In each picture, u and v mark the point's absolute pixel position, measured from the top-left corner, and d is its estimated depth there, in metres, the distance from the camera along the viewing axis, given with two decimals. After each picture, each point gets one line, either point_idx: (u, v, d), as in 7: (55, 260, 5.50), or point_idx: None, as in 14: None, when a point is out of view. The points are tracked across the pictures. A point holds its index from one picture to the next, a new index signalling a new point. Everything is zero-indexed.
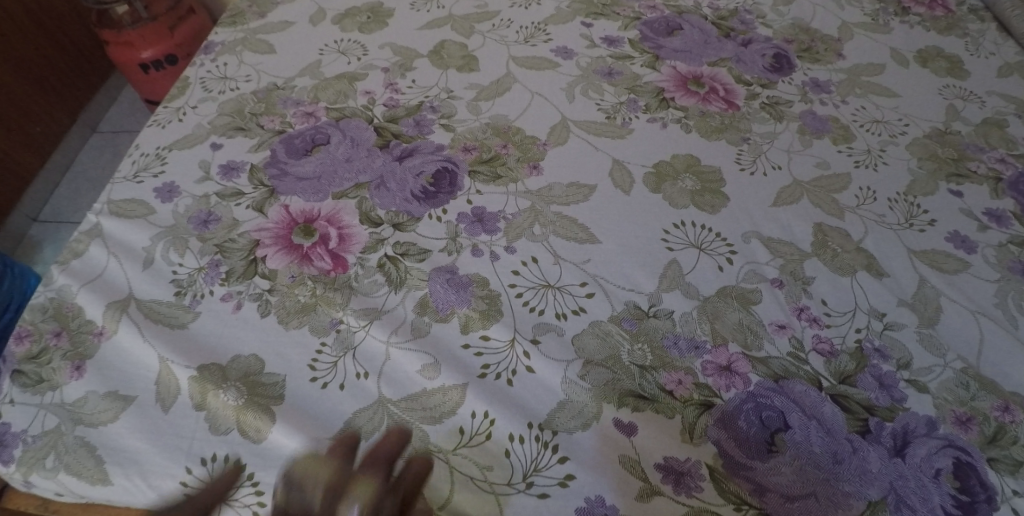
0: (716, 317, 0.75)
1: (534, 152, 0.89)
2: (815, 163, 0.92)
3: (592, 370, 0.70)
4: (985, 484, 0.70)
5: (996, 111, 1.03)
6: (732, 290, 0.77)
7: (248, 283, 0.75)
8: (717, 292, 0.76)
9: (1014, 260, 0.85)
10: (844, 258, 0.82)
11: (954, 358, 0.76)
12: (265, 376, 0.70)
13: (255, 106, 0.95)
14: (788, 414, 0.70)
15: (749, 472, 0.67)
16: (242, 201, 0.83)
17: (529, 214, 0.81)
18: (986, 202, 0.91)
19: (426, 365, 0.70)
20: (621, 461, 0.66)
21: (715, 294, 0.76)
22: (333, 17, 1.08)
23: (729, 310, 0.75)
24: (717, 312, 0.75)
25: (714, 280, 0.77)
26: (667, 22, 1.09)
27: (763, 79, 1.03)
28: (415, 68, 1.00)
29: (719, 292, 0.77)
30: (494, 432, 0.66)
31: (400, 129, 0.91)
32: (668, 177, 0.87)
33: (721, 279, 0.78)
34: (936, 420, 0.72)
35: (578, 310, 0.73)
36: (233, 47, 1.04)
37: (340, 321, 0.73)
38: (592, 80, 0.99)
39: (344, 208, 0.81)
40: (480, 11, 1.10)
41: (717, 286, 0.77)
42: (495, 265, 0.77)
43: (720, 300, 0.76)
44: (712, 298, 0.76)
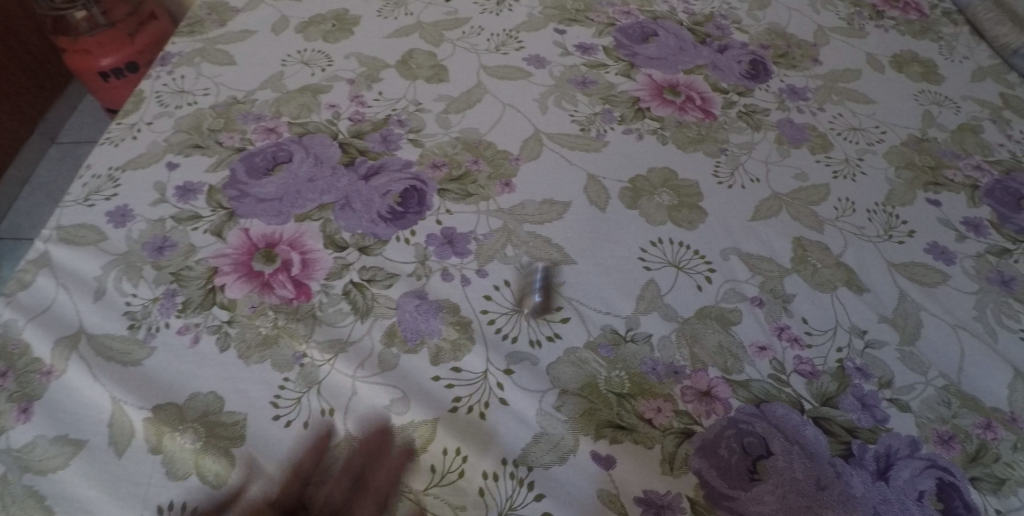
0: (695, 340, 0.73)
1: (505, 167, 0.86)
2: (793, 174, 0.90)
3: (568, 400, 0.67)
4: (969, 504, 0.69)
5: (971, 116, 1.03)
6: (710, 310, 0.75)
7: (207, 314, 0.73)
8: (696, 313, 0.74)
9: (993, 270, 0.85)
10: (824, 274, 0.80)
11: (936, 375, 0.75)
12: (224, 415, 0.67)
13: (214, 122, 0.90)
14: (770, 440, 0.68)
15: (731, 502, 0.64)
16: (200, 225, 0.80)
17: (501, 234, 0.78)
18: (963, 210, 0.91)
19: (394, 400, 0.67)
20: (600, 497, 0.63)
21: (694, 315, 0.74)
22: (296, 25, 1.04)
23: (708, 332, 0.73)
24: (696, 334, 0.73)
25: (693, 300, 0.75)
26: (642, 28, 1.07)
27: (740, 87, 1.01)
28: (381, 79, 0.97)
29: (698, 313, 0.74)
30: (466, 470, 0.64)
31: (367, 145, 0.88)
32: (644, 192, 0.85)
33: (699, 299, 0.75)
34: (919, 440, 0.71)
35: (553, 337, 0.71)
36: (190, 59, 0.99)
37: (304, 355, 0.70)
38: (566, 90, 0.96)
39: (307, 231, 0.78)
40: (450, 18, 1.06)
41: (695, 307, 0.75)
42: (466, 290, 0.74)
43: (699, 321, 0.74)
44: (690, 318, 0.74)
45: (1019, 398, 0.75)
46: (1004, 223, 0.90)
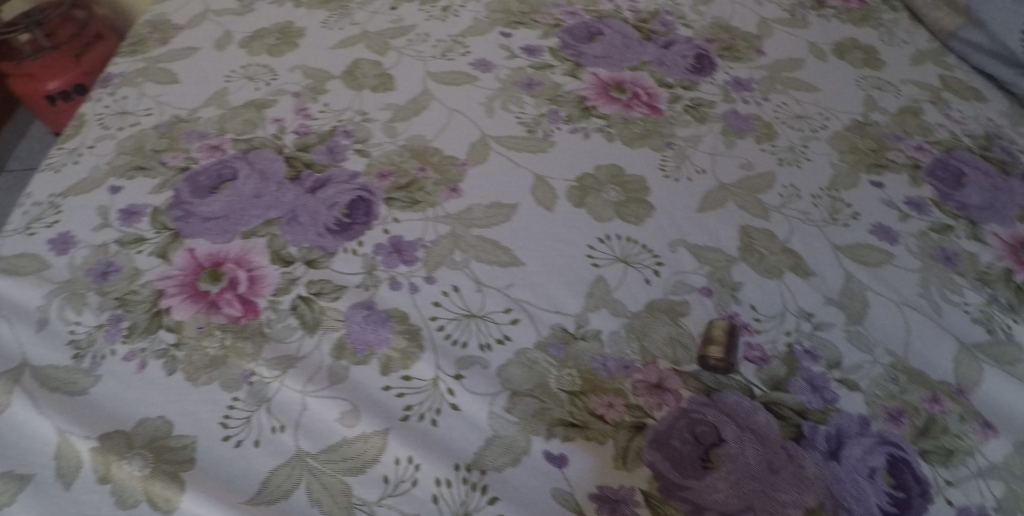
0: (718, 364, 0.71)
1: (452, 172, 0.85)
2: (739, 164, 0.91)
3: (519, 402, 0.67)
4: (918, 477, 0.70)
5: (911, 98, 1.06)
6: (734, 336, 0.73)
7: (153, 338, 0.72)
8: (721, 338, 0.72)
9: (936, 248, 0.87)
10: (771, 260, 0.81)
11: (883, 353, 0.77)
12: (173, 439, 0.66)
13: (157, 142, 0.88)
14: (722, 427, 0.68)
15: (686, 492, 0.65)
16: (144, 247, 0.79)
17: (449, 240, 0.78)
18: (906, 191, 0.93)
19: (345, 412, 0.67)
20: (554, 495, 0.63)
21: (717, 338, 0.72)
22: (240, 40, 1.01)
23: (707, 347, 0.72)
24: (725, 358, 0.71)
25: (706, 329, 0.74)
26: (587, 28, 1.07)
27: (686, 81, 1.03)
28: (327, 91, 0.95)
29: (726, 337, 0.72)
30: (419, 478, 0.64)
31: (312, 157, 0.87)
32: (591, 190, 0.84)
33: (712, 324, 0.74)
34: (869, 418, 0.72)
35: (503, 339, 0.71)
36: (132, 79, 0.96)
37: (253, 373, 0.70)
38: (512, 92, 0.96)
39: (253, 247, 0.78)
40: (395, 26, 1.06)
41: (715, 331, 0.73)
42: (414, 297, 0.74)
43: (716, 341, 0.72)
44: (709, 343, 0.72)
45: (963, 369, 0.77)
46: (946, 200, 0.93)
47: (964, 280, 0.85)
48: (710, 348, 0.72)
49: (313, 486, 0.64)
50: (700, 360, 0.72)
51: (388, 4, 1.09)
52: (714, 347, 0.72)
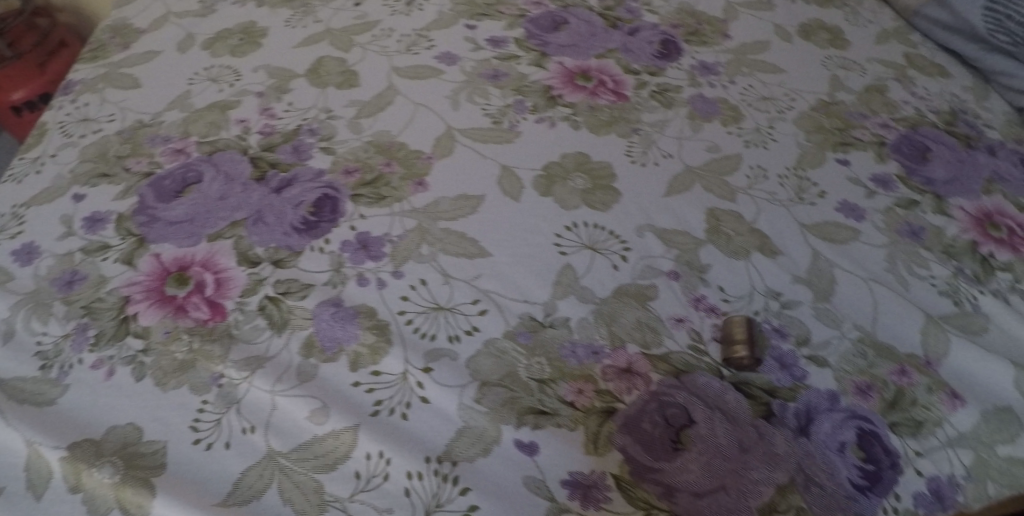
0: (745, 361, 0.71)
1: (418, 166, 0.85)
2: (705, 147, 0.91)
3: (489, 392, 0.68)
4: (888, 449, 0.71)
5: (877, 77, 1.07)
6: (754, 331, 0.73)
7: (121, 345, 0.72)
8: (742, 335, 0.72)
9: (902, 223, 0.88)
10: (738, 241, 0.81)
11: (851, 328, 0.77)
12: (144, 445, 0.66)
13: (120, 148, 0.88)
14: (691, 409, 0.69)
15: (657, 474, 0.65)
16: (110, 254, 0.78)
17: (416, 234, 0.78)
18: (872, 168, 0.94)
19: (314, 410, 0.67)
20: (525, 483, 0.64)
21: (739, 336, 0.72)
22: (202, 42, 1.00)
23: (732, 348, 0.72)
24: (751, 354, 0.71)
25: (725, 327, 0.74)
26: (553, 17, 1.06)
27: (653, 67, 1.02)
28: (291, 89, 0.94)
29: (748, 333, 0.72)
30: (391, 472, 0.64)
31: (277, 157, 0.86)
32: (558, 178, 0.84)
33: (730, 323, 0.73)
34: (838, 393, 0.73)
35: (471, 330, 0.71)
36: (93, 85, 0.95)
37: (222, 375, 0.69)
38: (477, 84, 0.95)
39: (219, 250, 0.78)
40: (359, 22, 1.04)
41: (735, 330, 0.73)
42: (382, 293, 0.74)
43: (739, 339, 0.72)
44: (732, 342, 0.72)
45: (931, 342, 0.78)
46: (911, 176, 0.94)
47: (931, 254, 0.85)
48: (734, 348, 0.72)
49: (284, 485, 0.64)
50: (728, 361, 0.72)
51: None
52: (738, 345, 0.72)
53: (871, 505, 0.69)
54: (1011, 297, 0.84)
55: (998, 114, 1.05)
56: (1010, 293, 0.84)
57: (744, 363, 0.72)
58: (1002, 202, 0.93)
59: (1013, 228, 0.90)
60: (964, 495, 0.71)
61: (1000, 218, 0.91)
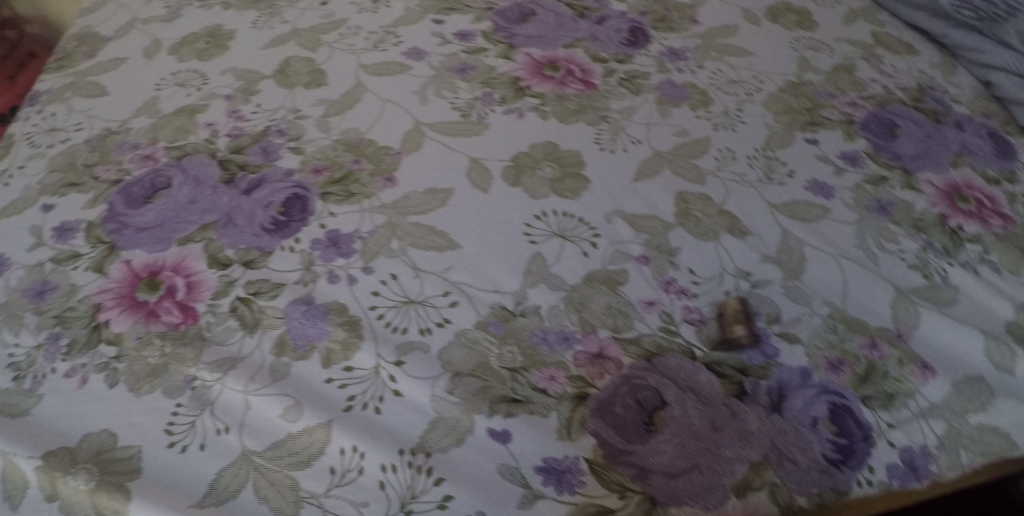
0: (744, 340, 0.73)
1: (387, 162, 0.85)
2: (674, 131, 0.91)
3: (461, 382, 0.68)
4: (861, 423, 0.72)
5: (845, 56, 1.07)
6: (749, 310, 0.75)
7: (93, 352, 0.72)
8: (740, 314, 0.74)
9: (871, 199, 0.88)
10: (707, 223, 0.82)
11: (821, 304, 0.78)
12: (119, 451, 0.66)
13: (88, 156, 0.87)
14: (664, 391, 0.69)
15: (631, 457, 0.66)
16: (80, 262, 0.78)
17: (385, 230, 0.78)
18: (841, 145, 0.94)
19: (287, 408, 0.67)
20: (499, 471, 0.64)
21: (737, 315, 0.74)
22: (169, 47, 1.00)
23: (730, 327, 0.73)
24: (749, 332, 0.73)
25: (718, 307, 0.75)
26: (519, 9, 1.06)
27: (621, 54, 1.02)
28: (259, 91, 0.94)
29: (744, 312, 0.74)
30: (365, 466, 0.64)
31: (246, 159, 0.86)
32: (526, 168, 0.85)
33: (725, 304, 0.75)
34: (810, 369, 0.74)
35: (442, 322, 0.71)
36: (60, 95, 0.95)
37: (195, 377, 0.70)
38: (445, 79, 0.95)
39: (190, 253, 0.78)
40: (326, 21, 1.04)
41: (731, 309, 0.74)
42: (353, 289, 0.74)
43: (737, 319, 0.74)
44: (730, 322, 0.74)
45: (901, 315, 0.79)
46: (880, 152, 0.94)
47: (900, 228, 0.86)
48: (733, 327, 0.73)
49: (260, 483, 0.64)
50: (726, 341, 0.73)
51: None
52: (736, 325, 0.73)
53: (844, 478, 0.70)
54: (980, 268, 0.85)
55: (965, 89, 1.05)
56: (979, 264, 0.85)
57: (742, 343, 0.73)
58: (970, 175, 0.93)
59: (981, 200, 0.91)
60: (937, 465, 0.73)
61: (968, 190, 0.92)
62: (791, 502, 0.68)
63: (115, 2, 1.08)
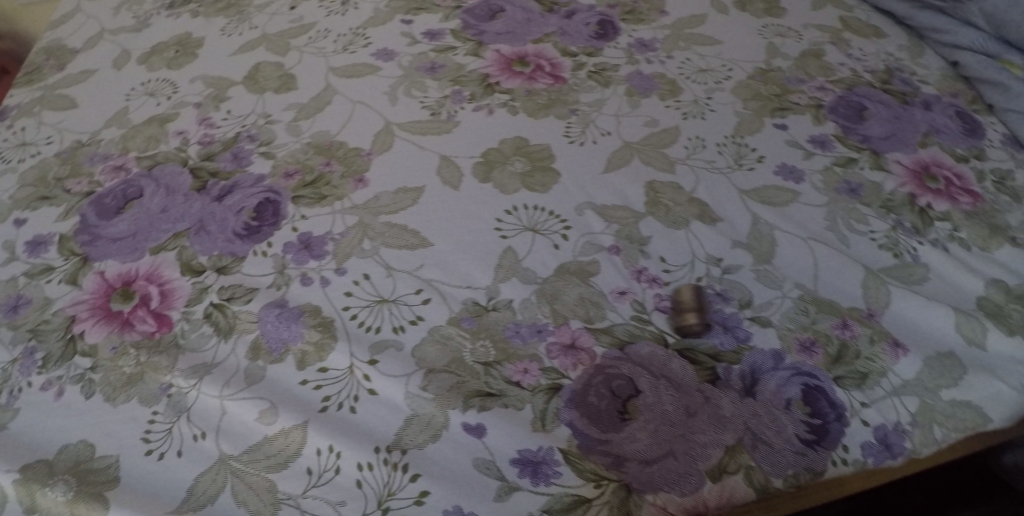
0: (695, 328, 0.73)
1: (358, 163, 0.86)
2: (643, 122, 0.92)
3: (435, 378, 0.69)
4: (834, 403, 0.73)
5: (814, 42, 1.07)
6: (701, 298, 0.75)
7: (68, 365, 0.72)
8: (691, 302, 0.73)
9: (840, 181, 0.89)
10: (677, 212, 0.82)
11: (792, 287, 0.79)
12: (96, 461, 0.67)
13: (60, 170, 0.87)
14: (637, 379, 0.70)
15: (605, 446, 0.67)
16: (53, 275, 0.78)
17: (357, 230, 0.79)
18: (810, 129, 0.95)
19: (263, 411, 0.68)
20: (475, 465, 0.65)
21: (687, 303, 0.73)
22: (138, 57, 1.00)
23: (681, 315, 0.73)
24: (701, 319, 0.73)
25: (673, 296, 0.75)
26: (488, 6, 1.05)
27: (589, 48, 1.01)
28: (229, 98, 0.94)
29: (696, 299, 0.74)
30: (342, 465, 0.65)
31: (217, 165, 0.86)
32: (496, 163, 0.85)
33: (678, 291, 0.75)
34: (782, 352, 0.74)
35: (416, 320, 0.72)
36: (30, 109, 0.95)
37: (171, 385, 0.70)
38: (414, 78, 0.95)
39: (163, 262, 0.78)
40: (295, 25, 1.03)
41: (683, 298, 0.74)
42: (326, 290, 0.74)
43: (689, 307, 0.73)
44: (682, 310, 0.73)
45: (872, 294, 0.80)
46: (849, 134, 0.95)
47: (870, 209, 0.87)
48: (684, 315, 0.73)
49: (238, 487, 0.64)
50: (678, 328, 0.73)
51: (287, 3, 1.07)
52: (687, 312, 0.73)
53: (819, 458, 0.71)
54: (950, 245, 0.85)
55: (933, 70, 1.06)
56: (949, 242, 0.86)
57: (695, 330, 0.73)
58: (938, 153, 0.94)
59: (950, 178, 0.91)
60: (911, 441, 0.73)
61: (937, 169, 0.92)
62: (767, 484, 0.69)
63: (83, 14, 1.08)
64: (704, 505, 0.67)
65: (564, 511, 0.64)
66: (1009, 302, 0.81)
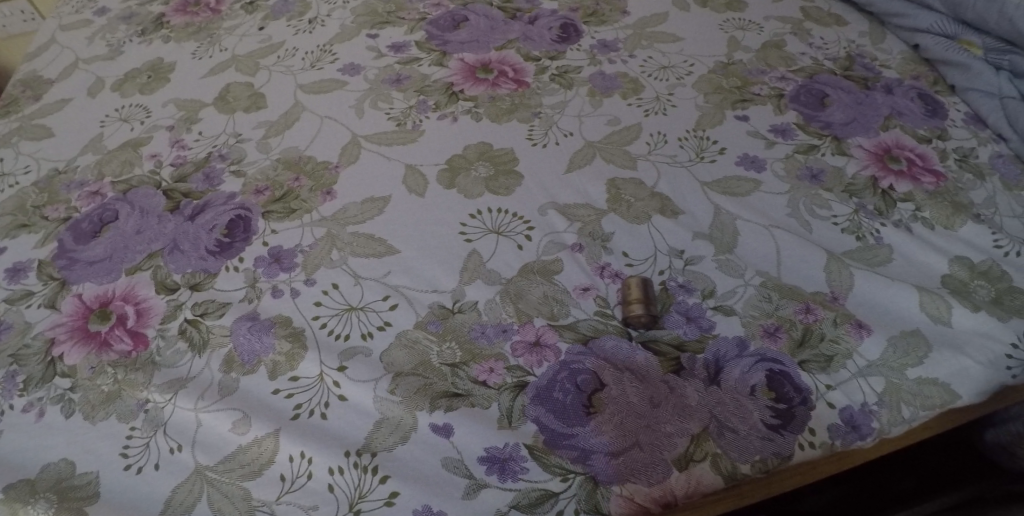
0: (643, 319, 0.74)
1: (326, 177, 0.87)
2: (605, 121, 0.93)
3: (402, 381, 0.71)
4: (800, 387, 0.74)
5: (774, 33, 1.07)
6: (649, 290, 0.76)
7: (49, 386, 0.74)
8: (638, 295, 0.75)
9: (802, 168, 0.90)
10: (638, 207, 0.84)
11: (754, 274, 0.80)
12: (78, 478, 0.68)
13: (37, 198, 0.90)
14: (601, 373, 0.72)
15: (572, 440, 0.68)
16: (33, 301, 0.80)
17: (326, 241, 0.81)
18: (771, 120, 0.95)
19: (237, 421, 0.70)
20: (444, 464, 0.67)
21: (634, 296, 0.75)
22: (112, 84, 1.03)
23: (628, 307, 0.74)
24: (647, 310, 0.74)
25: (623, 290, 0.76)
26: (452, 16, 1.07)
27: (552, 51, 1.03)
28: (200, 119, 0.96)
29: (642, 292, 0.75)
30: (314, 471, 0.67)
31: (189, 186, 0.88)
32: (461, 169, 0.87)
33: (626, 284, 0.76)
34: (746, 339, 0.75)
35: (384, 325, 0.74)
36: (8, 140, 0.98)
37: (148, 400, 0.72)
38: (381, 91, 0.97)
39: (139, 282, 0.80)
40: (264, 45, 1.06)
41: (630, 290, 0.75)
42: (296, 301, 0.77)
43: (635, 299, 0.74)
44: (628, 303, 0.75)
45: (835, 277, 0.81)
46: (810, 122, 0.95)
47: (832, 194, 0.88)
48: (631, 306, 0.74)
49: (214, 497, 0.67)
50: (626, 321, 0.75)
51: (256, 24, 1.09)
52: (634, 304, 0.74)
53: (786, 443, 0.71)
54: (913, 226, 0.86)
55: (894, 54, 1.05)
56: (912, 222, 0.86)
57: (642, 321, 0.74)
58: (901, 135, 0.94)
59: (912, 159, 0.91)
60: (878, 421, 0.74)
61: (899, 151, 0.92)
62: (734, 470, 0.70)
63: (58, 45, 1.11)
64: (672, 493, 0.68)
65: (531, 506, 0.66)
66: (973, 279, 0.82)
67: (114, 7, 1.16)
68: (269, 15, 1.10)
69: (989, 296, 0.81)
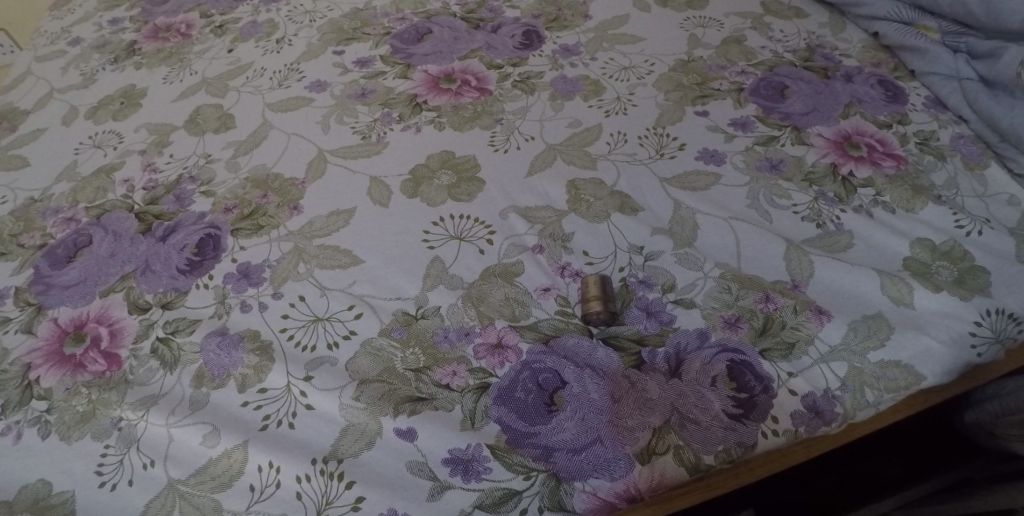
0: (602, 316, 0.75)
1: (293, 192, 0.89)
2: (567, 123, 0.95)
3: (367, 388, 0.73)
4: (761, 375, 0.74)
5: (735, 28, 1.08)
6: (608, 287, 0.78)
7: (25, 409, 0.75)
8: (596, 292, 0.76)
9: (762, 159, 0.91)
10: (598, 206, 0.85)
11: (713, 267, 0.81)
12: (55, 497, 0.70)
13: (14, 226, 0.92)
14: (562, 371, 0.73)
15: (534, 438, 0.70)
16: (10, 326, 0.82)
17: (292, 255, 0.83)
18: (731, 113, 0.96)
19: (208, 434, 0.72)
20: (409, 468, 0.70)
21: (593, 294, 0.76)
22: (85, 112, 1.05)
23: (587, 304, 0.76)
24: (606, 307, 0.76)
25: (583, 288, 0.78)
26: (416, 29, 1.09)
27: (514, 58, 1.04)
28: (170, 142, 0.98)
29: (601, 289, 0.77)
30: (282, 479, 0.69)
31: (161, 208, 0.90)
32: (424, 179, 0.89)
33: (586, 283, 0.78)
34: (707, 330, 0.77)
35: (349, 334, 0.76)
36: None
37: (121, 418, 0.74)
38: (346, 106, 0.99)
39: (112, 303, 0.82)
40: (233, 67, 1.08)
41: (589, 288, 0.77)
42: (264, 315, 0.78)
43: (593, 297, 0.76)
44: (587, 300, 0.76)
45: (795, 265, 0.81)
46: (769, 114, 0.96)
47: (792, 184, 0.88)
48: (590, 304, 0.76)
49: (186, 509, 0.69)
50: (586, 318, 0.76)
51: (225, 47, 1.11)
52: (592, 302, 0.76)
53: (749, 432, 0.72)
54: (873, 210, 0.86)
55: (854, 43, 1.05)
56: (873, 207, 0.86)
57: (602, 317, 0.76)
58: (860, 121, 0.94)
59: (873, 144, 0.92)
60: (841, 406, 0.74)
61: (858, 137, 0.93)
62: (698, 461, 0.71)
63: (34, 76, 1.13)
64: (635, 487, 0.69)
65: (494, 505, 0.68)
66: (936, 260, 0.82)
67: (88, 37, 1.19)
68: (238, 38, 1.12)
69: (952, 276, 0.81)
